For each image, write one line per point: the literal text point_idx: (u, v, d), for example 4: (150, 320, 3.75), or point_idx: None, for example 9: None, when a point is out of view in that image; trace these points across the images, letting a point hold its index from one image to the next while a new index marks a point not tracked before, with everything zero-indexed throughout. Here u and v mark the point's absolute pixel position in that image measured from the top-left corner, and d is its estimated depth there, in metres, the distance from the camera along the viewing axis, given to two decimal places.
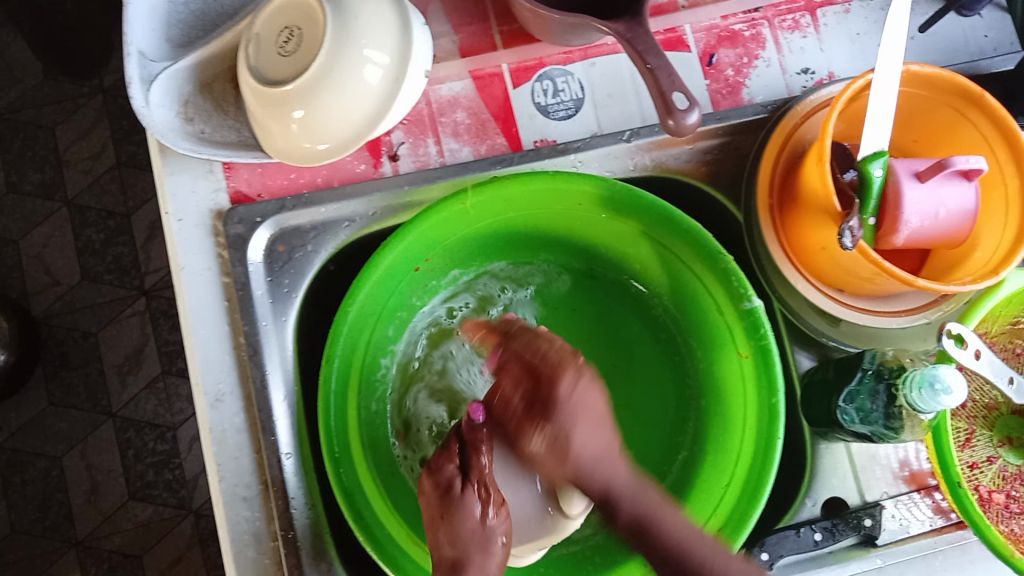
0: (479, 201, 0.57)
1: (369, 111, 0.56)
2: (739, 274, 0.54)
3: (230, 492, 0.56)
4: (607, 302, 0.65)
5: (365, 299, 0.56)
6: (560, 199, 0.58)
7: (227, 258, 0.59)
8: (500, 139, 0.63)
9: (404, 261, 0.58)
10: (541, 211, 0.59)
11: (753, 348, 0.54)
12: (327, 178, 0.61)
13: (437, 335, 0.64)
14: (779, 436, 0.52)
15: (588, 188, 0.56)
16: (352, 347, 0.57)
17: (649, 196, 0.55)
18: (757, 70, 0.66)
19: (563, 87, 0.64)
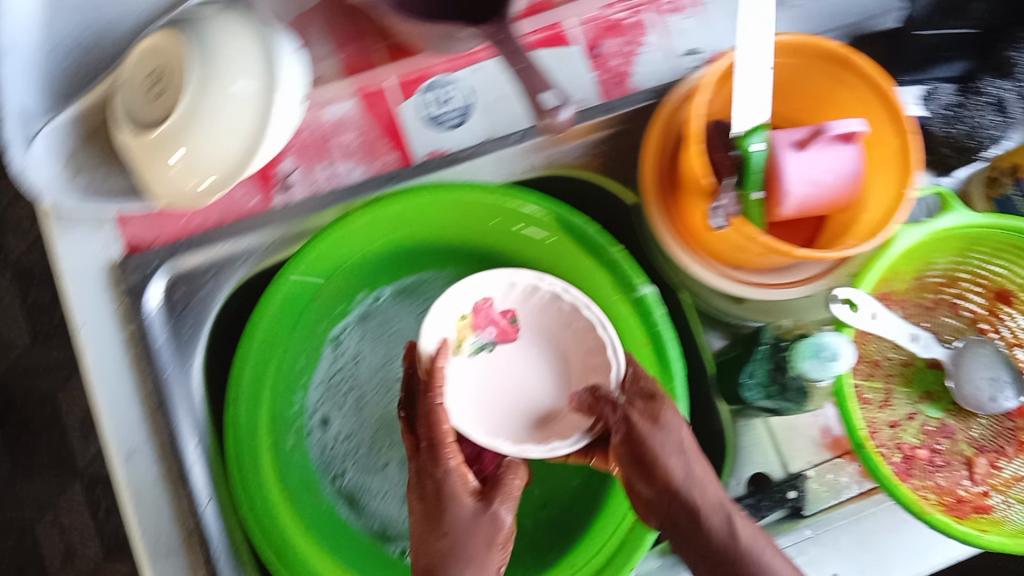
0: (368, 220, 0.58)
1: (244, 143, 0.55)
2: (625, 265, 0.58)
3: (152, 546, 0.56)
4: None
5: (267, 329, 0.58)
6: (445, 210, 0.59)
7: (125, 311, 0.59)
8: (391, 155, 0.63)
9: (304, 288, 0.59)
10: (432, 224, 0.60)
11: (650, 336, 0.57)
12: (221, 215, 0.61)
13: (344, 372, 0.62)
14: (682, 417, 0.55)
15: (471, 196, 0.58)
16: (259, 379, 0.58)
17: (531, 196, 0.58)
18: (644, 56, 0.65)
19: (451, 95, 0.63)
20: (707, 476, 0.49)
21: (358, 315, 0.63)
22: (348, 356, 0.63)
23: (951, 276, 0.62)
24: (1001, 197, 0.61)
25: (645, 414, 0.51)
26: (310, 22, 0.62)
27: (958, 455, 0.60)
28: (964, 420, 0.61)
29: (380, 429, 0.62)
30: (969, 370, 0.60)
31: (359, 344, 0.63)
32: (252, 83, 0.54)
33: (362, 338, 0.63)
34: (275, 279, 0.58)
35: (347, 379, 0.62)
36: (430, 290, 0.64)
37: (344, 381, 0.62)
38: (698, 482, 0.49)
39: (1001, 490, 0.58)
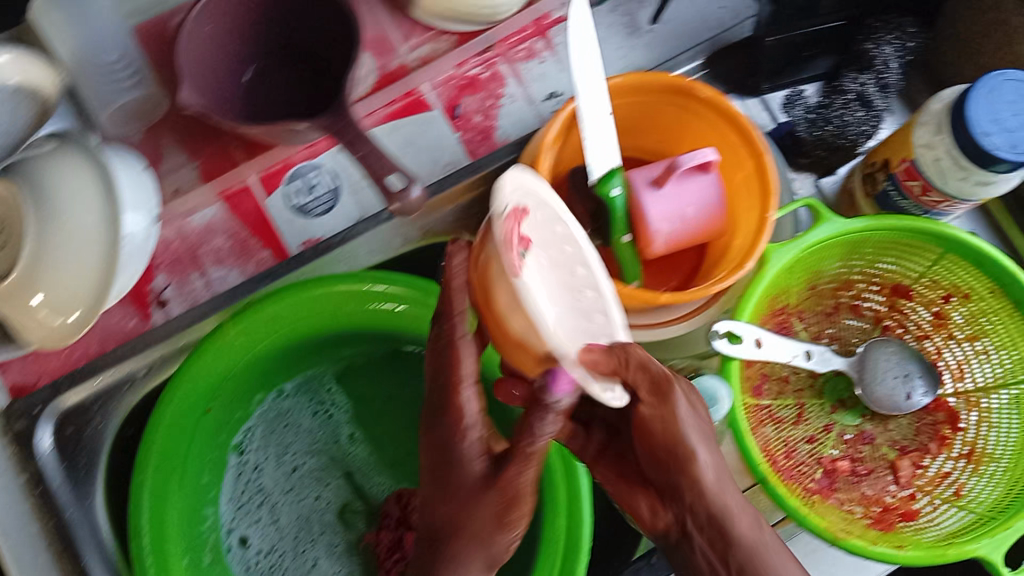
0: (241, 331, 0.56)
1: (96, 276, 0.53)
2: None
3: None
4: (397, 390, 0.66)
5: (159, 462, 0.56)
6: (318, 309, 0.57)
7: (18, 457, 0.57)
8: (264, 253, 0.63)
9: (196, 408, 0.58)
10: (310, 325, 0.58)
11: None
12: (100, 344, 0.60)
13: (252, 481, 0.63)
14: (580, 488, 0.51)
15: (341, 290, 0.56)
16: (166, 508, 0.56)
17: (399, 277, 0.57)
18: (506, 108, 0.65)
19: (316, 181, 0.62)
20: (731, 485, 0.49)
21: (252, 422, 0.63)
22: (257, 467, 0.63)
23: (845, 280, 0.61)
24: (879, 192, 0.60)
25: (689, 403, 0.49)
26: (162, 132, 0.61)
27: (881, 461, 0.59)
28: (881, 423, 0.61)
29: (299, 531, 0.62)
30: (873, 371, 0.60)
31: (263, 453, 0.63)
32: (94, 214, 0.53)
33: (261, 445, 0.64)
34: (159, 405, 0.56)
35: (256, 487, 0.63)
36: (326, 386, 0.65)
37: (257, 489, 0.63)
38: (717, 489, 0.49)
39: (928, 491, 0.57)
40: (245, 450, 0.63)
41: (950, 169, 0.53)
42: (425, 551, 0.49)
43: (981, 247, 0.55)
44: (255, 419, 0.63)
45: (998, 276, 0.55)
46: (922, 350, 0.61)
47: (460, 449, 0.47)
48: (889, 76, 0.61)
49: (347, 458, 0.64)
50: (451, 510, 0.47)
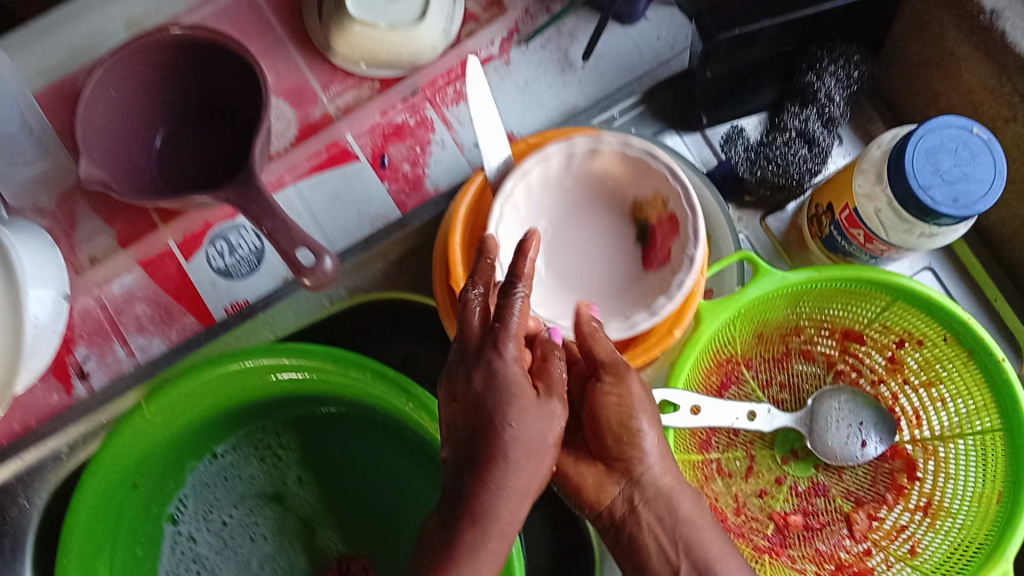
0: (160, 409, 0.54)
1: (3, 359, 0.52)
2: (432, 406, 0.52)
3: None
4: (341, 445, 0.62)
5: (81, 551, 0.53)
6: (240, 378, 0.55)
7: None
8: (189, 318, 0.60)
9: (116, 492, 0.55)
10: (233, 393, 0.56)
11: None
12: (23, 421, 0.58)
13: (190, 548, 0.61)
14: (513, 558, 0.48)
15: (266, 361, 0.54)
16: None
17: (320, 347, 0.54)
18: (435, 156, 0.62)
19: (239, 244, 0.61)
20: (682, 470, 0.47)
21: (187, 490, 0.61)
22: (194, 535, 0.61)
23: (795, 325, 0.58)
24: (825, 235, 0.57)
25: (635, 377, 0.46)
26: (75, 199, 0.59)
27: (836, 514, 0.57)
28: (835, 473, 0.58)
29: None
30: (824, 422, 0.57)
31: (199, 520, 0.61)
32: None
33: (198, 511, 0.61)
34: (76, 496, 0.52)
35: (193, 553, 0.61)
36: (263, 447, 0.61)
37: (195, 556, 0.61)
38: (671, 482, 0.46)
39: (882, 546, 0.55)
40: (180, 518, 0.61)
41: (892, 222, 0.51)
42: (472, 478, 0.40)
43: (932, 295, 0.52)
44: (189, 486, 0.61)
45: (952, 327, 0.53)
46: (877, 397, 0.59)
47: (509, 367, 0.41)
48: (833, 109, 0.59)
49: (291, 514, 0.62)
50: (494, 395, 0.40)
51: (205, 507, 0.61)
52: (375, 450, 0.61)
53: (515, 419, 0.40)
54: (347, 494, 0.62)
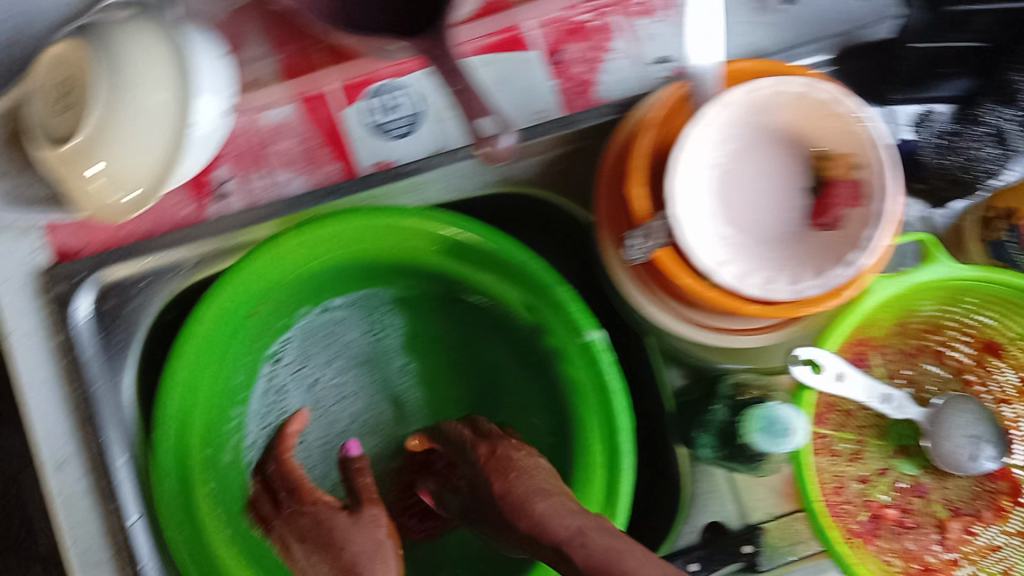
0: (301, 242, 0.53)
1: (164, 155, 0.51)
2: (574, 308, 0.52)
3: (83, 558, 0.56)
4: (458, 329, 0.62)
5: (191, 358, 0.53)
6: (383, 233, 0.54)
7: (55, 320, 0.57)
8: (334, 165, 0.59)
9: (230, 317, 0.55)
10: (369, 246, 0.56)
11: (597, 384, 0.52)
12: (151, 226, 0.58)
13: (284, 396, 0.61)
14: (624, 471, 0.50)
15: (414, 221, 0.53)
16: (183, 413, 0.54)
17: (473, 221, 0.53)
18: (611, 63, 0.59)
19: (400, 101, 0.59)
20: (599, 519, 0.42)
21: (293, 337, 0.61)
22: (288, 384, 0.61)
23: (935, 322, 0.57)
24: (993, 240, 0.56)
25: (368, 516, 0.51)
26: (248, 18, 0.59)
27: (930, 518, 0.56)
28: (941, 478, 0.56)
29: (324, 454, 0.60)
30: (947, 427, 0.53)
31: (295, 370, 0.61)
32: (167, 93, 0.50)
33: (298, 362, 0.61)
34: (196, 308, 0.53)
35: (284, 402, 0.61)
36: (373, 312, 0.61)
37: (286, 406, 0.61)
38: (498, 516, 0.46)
39: (973, 560, 0.55)
40: (276, 363, 0.61)
41: None
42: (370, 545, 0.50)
43: None
44: (293, 333, 0.61)
45: None
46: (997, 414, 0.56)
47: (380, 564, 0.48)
48: None
49: (392, 385, 0.61)
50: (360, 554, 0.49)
51: (305, 358, 0.61)
52: (494, 342, 0.61)
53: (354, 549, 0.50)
54: (453, 378, 0.62)
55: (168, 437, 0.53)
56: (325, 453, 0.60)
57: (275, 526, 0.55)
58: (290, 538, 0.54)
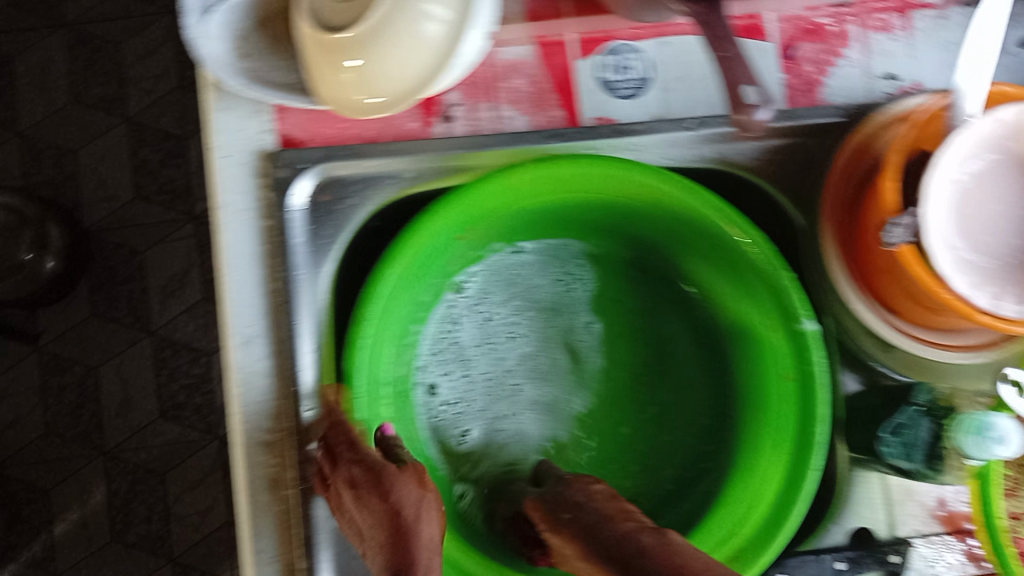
0: (535, 176, 0.55)
1: (419, 74, 0.54)
2: (793, 296, 0.53)
3: (252, 433, 0.58)
4: (641, 293, 0.65)
5: (405, 264, 0.55)
6: (612, 184, 0.56)
7: (270, 202, 0.58)
8: (559, 112, 0.60)
9: (444, 232, 0.56)
10: (589, 193, 0.57)
11: (799, 372, 0.53)
12: (377, 133, 0.59)
13: (457, 326, 0.62)
14: (812, 467, 0.52)
15: (645, 180, 0.54)
16: (382, 318, 0.55)
17: (713, 193, 0.54)
18: (839, 70, 0.61)
19: (631, 64, 0.60)
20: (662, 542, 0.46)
21: (481, 269, 0.63)
22: (464, 317, 0.62)
23: None
24: None
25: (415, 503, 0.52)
26: None
27: None
28: None
29: (491, 390, 0.61)
30: None
31: (472, 304, 0.63)
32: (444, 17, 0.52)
33: (478, 296, 0.63)
34: (418, 219, 0.54)
35: (456, 332, 0.62)
36: (558, 262, 0.64)
37: (456, 338, 0.62)
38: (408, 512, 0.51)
39: None
40: (456, 295, 0.62)
41: None
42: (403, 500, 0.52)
43: None
44: (479, 269, 0.63)
45: None
46: None
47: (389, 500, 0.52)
48: None
49: (569, 335, 0.63)
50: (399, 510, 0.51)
51: (485, 294, 0.63)
52: (671, 312, 0.64)
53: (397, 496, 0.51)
54: (627, 341, 0.64)
55: (369, 336, 0.53)
56: (489, 391, 0.61)
57: (338, 478, 0.53)
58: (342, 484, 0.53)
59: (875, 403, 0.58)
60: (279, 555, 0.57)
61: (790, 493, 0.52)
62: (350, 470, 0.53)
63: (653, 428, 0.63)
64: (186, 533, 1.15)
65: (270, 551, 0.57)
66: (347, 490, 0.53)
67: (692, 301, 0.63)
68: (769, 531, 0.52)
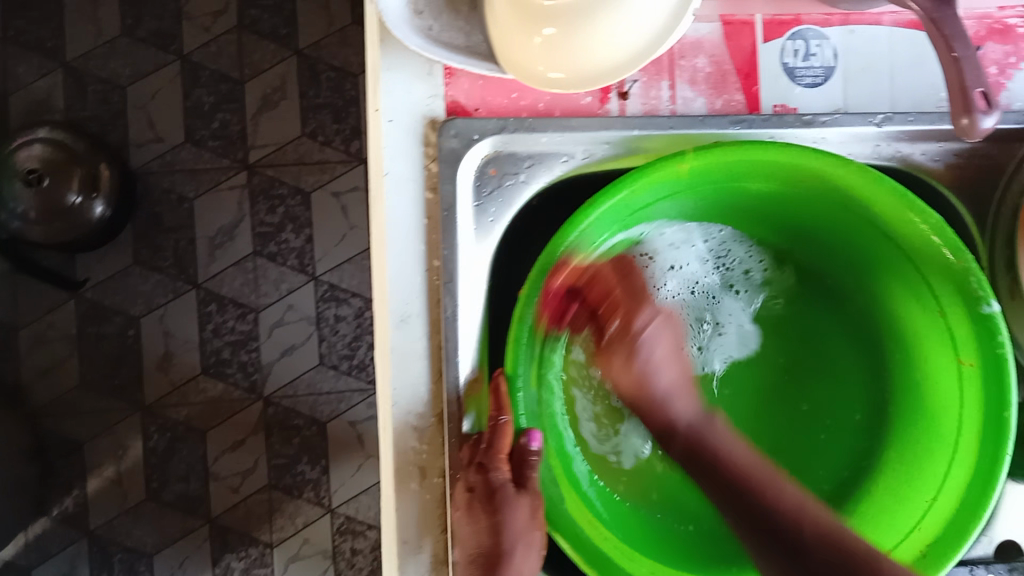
0: (704, 163, 0.52)
1: (624, 54, 0.50)
2: (978, 276, 0.51)
3: (401, 419, 0.53)
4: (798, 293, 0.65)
5: (570, 252, 0.51)
6: (783, 173, 0.54)
7: (435, 172, 0.54)
8: (739, 96, 0.57)
9: (617, 212, 0.53)
10: (755, 182, 0.55)
11: (980, 357, 0.51)
12: (549, 104, 0.55)
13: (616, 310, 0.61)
14: (1005, 457, 0.49)
15: (818, 166, 0.52)
16: (542, 309, 0.52)
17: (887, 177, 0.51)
18: (1021, 75, 0.58)
19: (816, 52, 0.57)
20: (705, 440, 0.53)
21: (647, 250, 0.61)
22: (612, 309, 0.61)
23: None
24: None
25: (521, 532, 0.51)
26: None
27: None
28: None
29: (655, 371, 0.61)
30: None
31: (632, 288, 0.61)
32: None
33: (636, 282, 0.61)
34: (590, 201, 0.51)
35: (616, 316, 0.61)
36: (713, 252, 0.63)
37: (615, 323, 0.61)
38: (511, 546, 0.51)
39: None
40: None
41: None
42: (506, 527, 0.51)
43: None
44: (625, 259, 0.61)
45: None
46: None
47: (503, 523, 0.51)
48: None
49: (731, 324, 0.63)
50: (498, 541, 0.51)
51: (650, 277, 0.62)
52: (828, 313, 0.64)
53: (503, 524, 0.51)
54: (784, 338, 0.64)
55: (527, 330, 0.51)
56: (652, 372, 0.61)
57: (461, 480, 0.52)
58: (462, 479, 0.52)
59: None
60: (425, 547, 0.53)
61: (973, 507, 0.50)
62: (478, 477, 0.51)
63: (811, 425, 0.62)
64: (222, 494, 1.10)
65: (419, 542, 0.53)
66: (466, 497, 0.51)
67: (850, 301, 0.63)
68: (960, 528, 0.50)
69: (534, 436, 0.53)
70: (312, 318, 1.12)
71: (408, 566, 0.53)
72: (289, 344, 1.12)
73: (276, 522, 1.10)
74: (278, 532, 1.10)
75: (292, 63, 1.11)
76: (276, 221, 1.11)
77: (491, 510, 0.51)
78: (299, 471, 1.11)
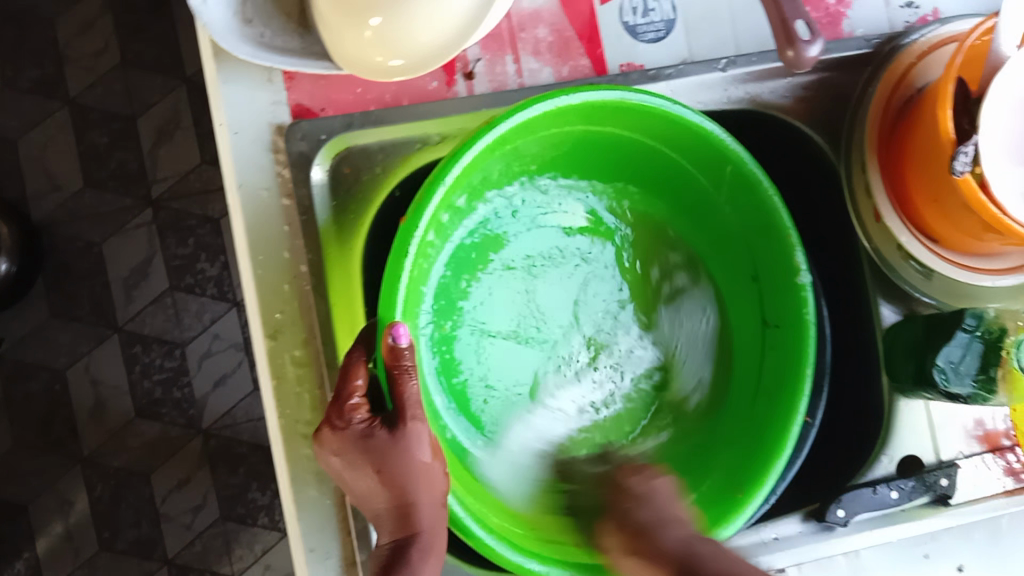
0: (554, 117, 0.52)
1: (447, 35, 0.50)
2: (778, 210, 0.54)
3: (290, 428, 0.53)
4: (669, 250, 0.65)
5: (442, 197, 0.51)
6: (619, 122, 0.55)
7: (288, 177, 0.54)
8: (584, 61, 0.57)
9: (479, 162, 0.53)
10: (591, 136, 0.57)
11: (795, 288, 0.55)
12: (396, 95, 0.55)
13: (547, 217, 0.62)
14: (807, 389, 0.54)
15: (652, 118, 0.53)
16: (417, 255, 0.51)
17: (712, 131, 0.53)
18: (859, 1, 0.59)
19: (654, 7, 0.58)
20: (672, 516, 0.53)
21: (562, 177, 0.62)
22: (515, 246, 0.61)
23: None
24: None
25: (422, 470, 0.51)
26: None
27: None
28: None
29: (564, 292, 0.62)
30: None
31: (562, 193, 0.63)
32: None
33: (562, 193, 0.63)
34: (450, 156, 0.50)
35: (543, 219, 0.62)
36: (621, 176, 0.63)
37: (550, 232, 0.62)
38: (417, 488, 0.50)
39: None
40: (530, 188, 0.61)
41: None
42: (408, 473, 0.50)
43: None
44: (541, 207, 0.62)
45: None
46: None
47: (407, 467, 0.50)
48: None
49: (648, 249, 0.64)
50: (403, 485, 0.50)
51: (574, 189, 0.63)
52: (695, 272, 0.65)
53: (402, 472, 0.50)
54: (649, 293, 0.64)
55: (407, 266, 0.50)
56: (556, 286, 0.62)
57: (328, 446, 0.48)
58: (334, 441, 0.48)
59: (915, 332, 0.56)
60: (334, 552, 0.53)
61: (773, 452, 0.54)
62: (336, 437, 0.48)
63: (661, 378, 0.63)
64: (176, 534, 1.09)
65: (326, 548, 0.53)
66: (336, 458, 0.49)
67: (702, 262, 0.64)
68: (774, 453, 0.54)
69: (399, 330, 0.48)
70: (240, 343, 1.11)
71: (318, 573, 0.53)
72: (221, 374, 1.11)
73: (235, 553, 1.09)
74: (238, 563, 1.09)
75: (182, 92, 1.10)
76: (189, 253, 1.11)
77: (383, 467, 0.49)
78: (250, 499, 1.10)
